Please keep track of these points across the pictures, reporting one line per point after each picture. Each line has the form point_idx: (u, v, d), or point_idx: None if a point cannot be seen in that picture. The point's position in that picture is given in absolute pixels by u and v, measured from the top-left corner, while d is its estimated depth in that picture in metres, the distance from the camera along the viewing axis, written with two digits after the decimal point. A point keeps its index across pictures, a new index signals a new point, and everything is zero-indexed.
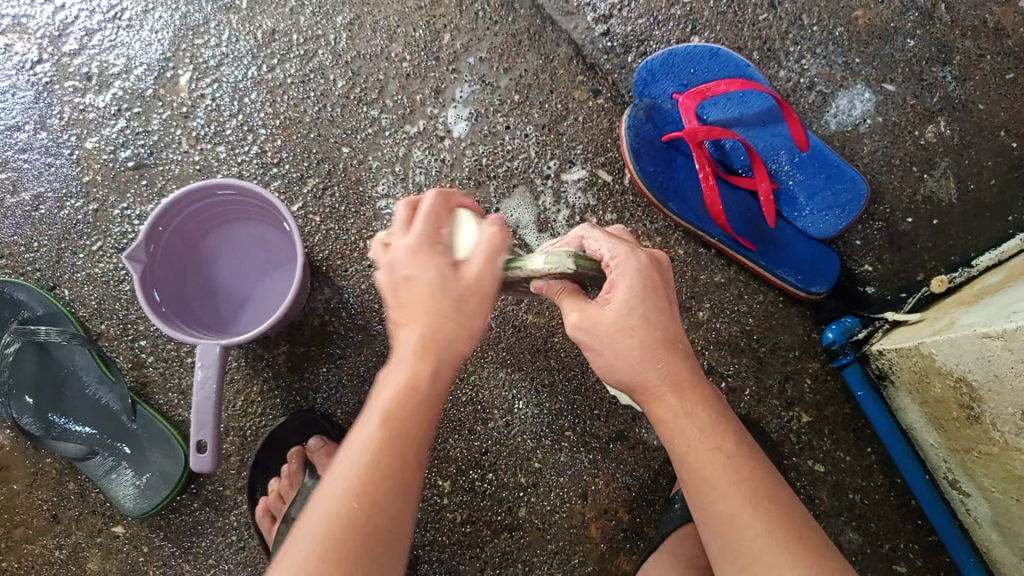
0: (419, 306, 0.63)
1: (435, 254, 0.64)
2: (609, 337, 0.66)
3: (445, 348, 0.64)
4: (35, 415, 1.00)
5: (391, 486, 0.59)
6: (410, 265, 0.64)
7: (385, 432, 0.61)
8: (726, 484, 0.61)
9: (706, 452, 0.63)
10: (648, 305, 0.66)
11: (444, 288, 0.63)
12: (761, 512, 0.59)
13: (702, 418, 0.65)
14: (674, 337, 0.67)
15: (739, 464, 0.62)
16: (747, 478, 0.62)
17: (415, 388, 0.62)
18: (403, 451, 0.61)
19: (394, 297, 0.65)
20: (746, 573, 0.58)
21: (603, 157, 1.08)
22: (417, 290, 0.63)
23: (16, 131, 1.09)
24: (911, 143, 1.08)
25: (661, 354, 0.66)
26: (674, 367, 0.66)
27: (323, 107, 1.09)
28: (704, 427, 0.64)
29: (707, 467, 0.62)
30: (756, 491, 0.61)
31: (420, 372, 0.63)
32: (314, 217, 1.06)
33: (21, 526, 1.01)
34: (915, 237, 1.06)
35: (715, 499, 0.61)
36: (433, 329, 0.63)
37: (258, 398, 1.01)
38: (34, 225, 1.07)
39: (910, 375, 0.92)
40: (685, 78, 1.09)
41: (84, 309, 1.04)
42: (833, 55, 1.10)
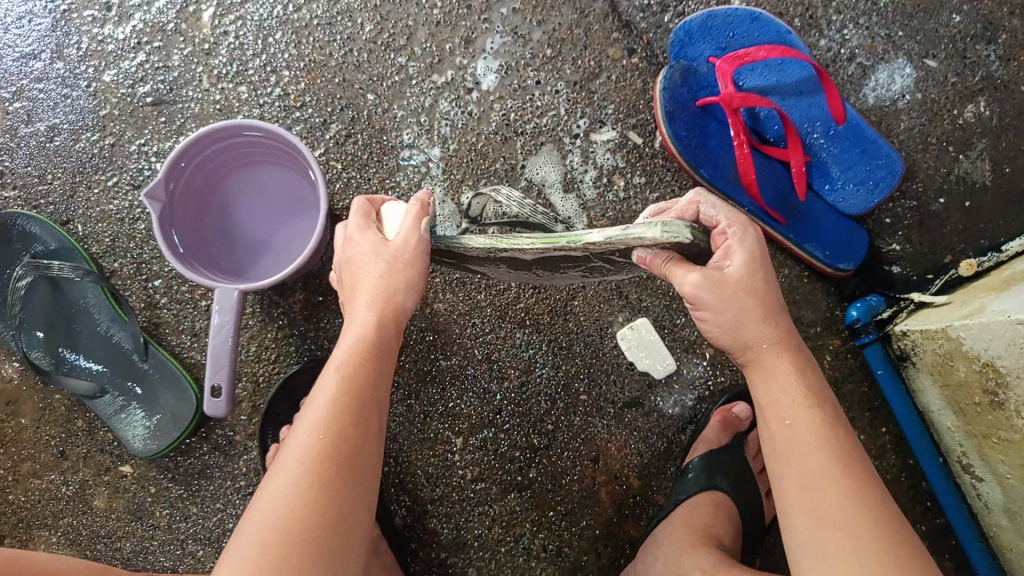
0: (366, 271, 0.71)
1: (365, 234, 0.73)
2: (743, 300, 0.67)
3: (390, 303, 0.71)
4: (46, 349, 0.99)
5: (353, 426, 0.63)
6: (355, 243, 0.73)
7: (345, 382, 0.65)
8: (823, 441, 0.64)
9: (803, 407, 0.66)
10: (765, 268, 0.69)
11: (379, 256, 0.71)
12: (846, 470, 0.62)
13: (807, 379, 0.68)
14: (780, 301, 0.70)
15: (833, 426, 0.65)
16: (838, 437, 0.64)
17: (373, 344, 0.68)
18: (363, 400, 0.65)
19: (347, 272, 0.73)
20: (826, 518, 0.60)
21: (635, 119, 1.05)
22: (354, 265, 0.72)
23: (30, 60, 1.06)
24: (949, 122, 1.05)
25: (777, 319, 0.69)
26: (783, 328, 0.70)
27: (350, 51, 1.05)
28: (805, 384, 0.67)
29: (805, 419, 0.65)
30: (843, 448, 0.64)
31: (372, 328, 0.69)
32: (335, 164, 1.03)
33: (28, 461, 1.00)
34: (946, 219, 1.04)
35: (806, 450, 0.63)
36: (390, 288, 0.70)
37: (271, 344, 1.00)
38: (48, 157, 1.04)
39: (933, 358, 0.91)
40: (722, 41, 1.06)
41: (97, 246, 1.02)
42: (876, 27, 1.07)
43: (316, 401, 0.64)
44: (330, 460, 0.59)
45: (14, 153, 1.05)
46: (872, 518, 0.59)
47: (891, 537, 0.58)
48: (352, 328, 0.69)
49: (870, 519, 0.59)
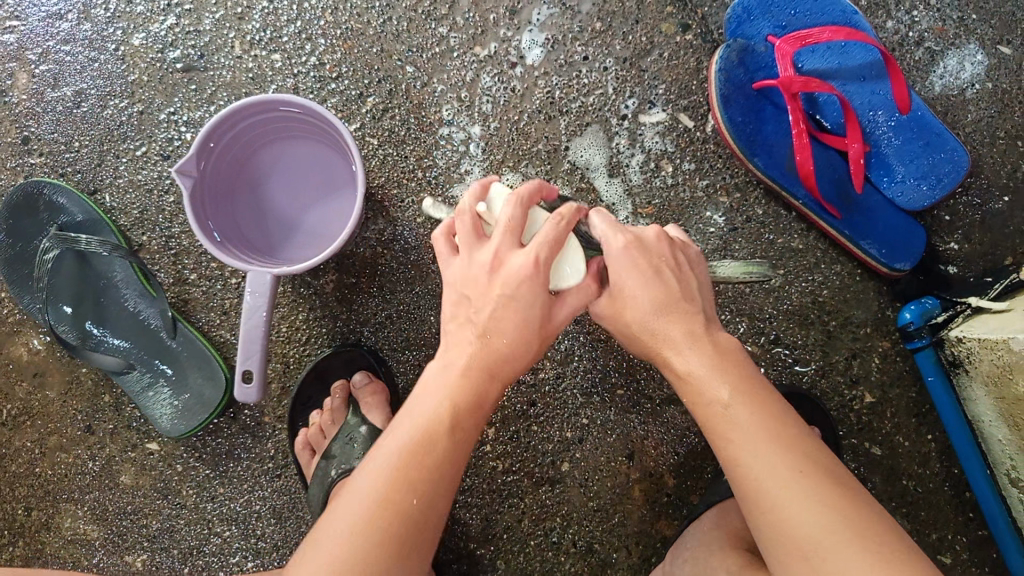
0: (516, 328, 0.61)
1: (543, 286, 0.61)
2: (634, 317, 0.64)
3: (500, 366, 0.63)
4: (72, 323, 0.97)
5: (435, 492, 0.57)
6: (478, 254, 0.63)
7: (447, 432, 0.59)
8: (758, 441, 0.57)
9: (729, 413, 0.59)
10: (655, 277, 0.63)
11: (540, 327, 0.63)
12: (789, 466, 0.55)
13: (732, 374, 0.61)
14: (697, 305, 0.64)
15: (770, 418, 0.58)
16: (772, 427, 0.58)
17: (478, 404, 0.62)
18: (455, 460, 0.60)
19: (489, 306, 0.61)
20: (779, 526, 0.54)
21: (686, 101, 1.00)
22: (514, 310, 0.61)
23: (56, 19, 1.01)
24: (1020, 115, 0.99)
25: (676, 308, 0.63)
26: (695, 328, 0.63)
27: (389, 19, 1.00)
28: (729, 376, 0.60)
29: (738, 425, 0.58)
30: (785, 441, 0.57)
31: (474, 388, 0.62)
32: (371, 139, 0.99)
33: (55, 435, 0.99)
34: (1010, 218, 0.99)
35: (738, 462, 0.57)
36: (512, 340, 0.62)
37: (302, 325, 0.98)
38: (75, 123, 1.00)
39: (990, 368, 0.87)
40: (783, 20, 0.99)
41: (125, 218, 0.99)
42: (948, 9, 1.00)
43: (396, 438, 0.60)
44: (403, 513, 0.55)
45: (41, 117, 1.01)
46: (828, 509, 0.53)
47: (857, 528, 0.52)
48: (448, 380, 0.62)
49: (820, 506, 0.53)
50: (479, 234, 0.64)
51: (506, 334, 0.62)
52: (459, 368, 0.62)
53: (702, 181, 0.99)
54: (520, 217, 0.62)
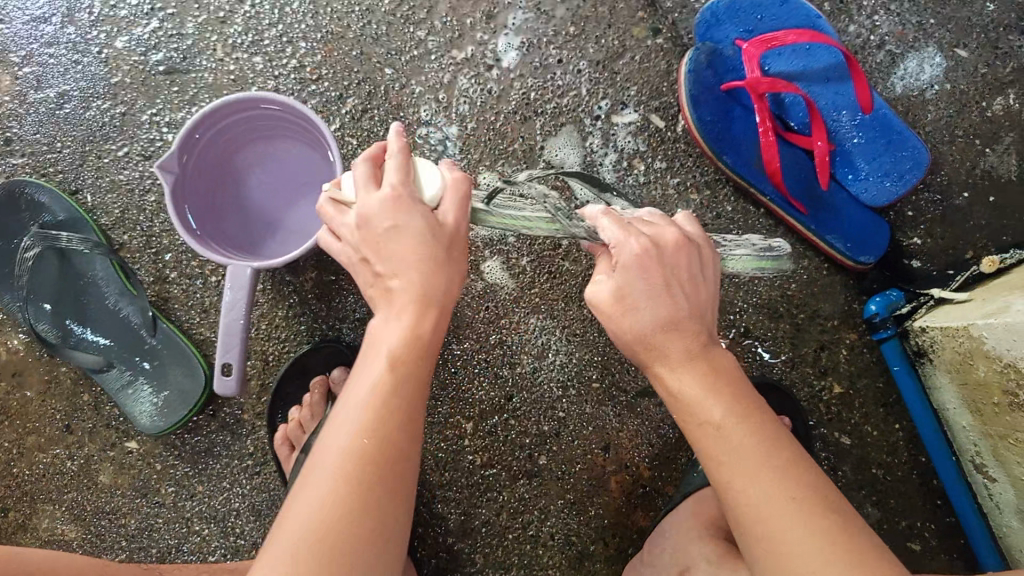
0: (410, 254, 0.61)
1: (413, 201, 0.62)
2: (642, 329, 0.64)
3: (434, 291, 0.62)
4: (52, 322, 0.98)
5: (399, 432, 0.57)
6: (389, 213, 0.62)
7: (392, 377, 0.59)
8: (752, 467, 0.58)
9: (722, 433, 0.60)
10: (666, 293, 0.64)
11: (435, 238, 0.62)
12: (784, 493, 0.57)
13: (726, 394, 0.62)
14: (702, 324, 0.65)
15: (765, 439, 0.59)
16: (767, 451, 0.59)
17: (416, 337, 0.61)
18: (411, 410, 0.59)
19: (387, 249, 0.62)
20: (777, 557, 0.55)
21: (657, 102, 1.03)
22: (404, 239, 0.61)
23: (40, 23, 1.03)
24: (977, 114, 1.03)
25: (682, 325, 0.64)
26: (691, 347, 0.64)
27: (368, 23, 1.03)
28: (721, 393, 0.62)
29: (732, 448, 0.59)
30: (782, 468, 0.58)
31: (410, 321, 0.61)
32: (350, 140, 1.01)
33: (34, 434, 0.99)
34: (969, 214, 1.02)
35: (735, 489, 0.58)
36: (416, 275, 0.61)
37: (282, 322, 0.99)
38: (57, 125, 1.02)
39: (951, 355, 0.90)
40: (750, 23, 1.02)
41: (106, 218, 1.00)
42: (907, 14, 1.04)
43: (347, 407, 0.58)
44: (372, 475, 0.55)
45: (23, 119, 1.03)
46: (828, 541, 0.54)
47: (858, 556, 0.54)
48: (395, 323, 0.61)
49: (818, 539, 0.54)
50: (371, 182, 0.64)
51: (400, 265, 0.62)
52: (397, 310, 0.61)
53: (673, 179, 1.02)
54: (373, 170, 0.64)
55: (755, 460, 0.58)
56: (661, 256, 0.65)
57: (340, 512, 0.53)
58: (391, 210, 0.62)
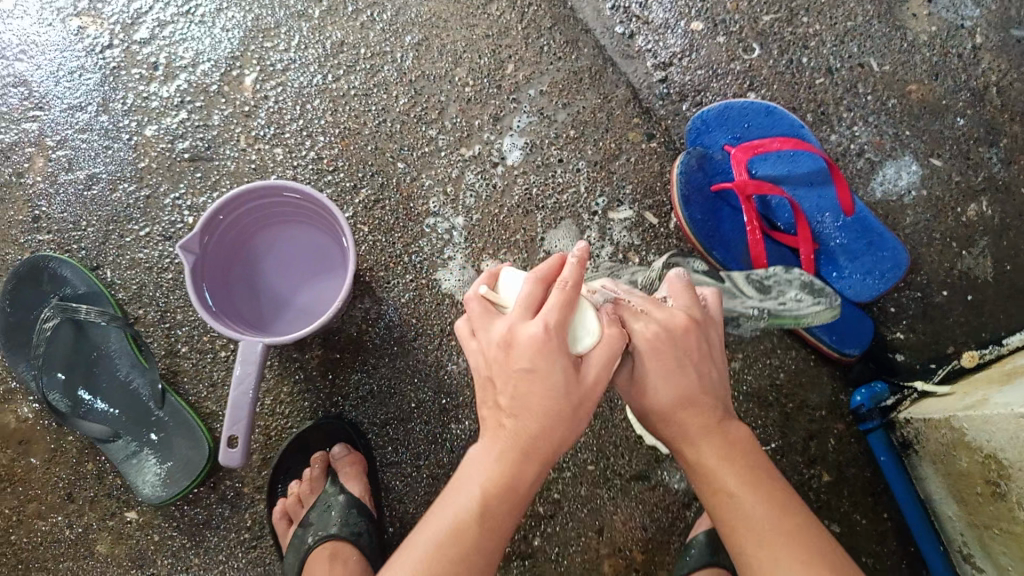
0: (534, 404, 0.58)
1: (560, 350, 0.58)
2: (662, 411, 0.64)
3: (534, 442, 0.59)
4: (64, 391, 1.01)
5: (479, 563, 0.57)
6: (530, 356, 0.58)
7: (478, 514, 0.58)
8: (762, 533, 0.59)
9: (734, 498, 0.61)
10: (679, 374, 0.63)
11: (566, 391, 0.58)
12: (793, 559, 0.56)
13: (743, 466, 0.62)
14: (717, 403, 0.64)
15: (773, 503, 0.60)
16: (778, 519, 0.59)
17: (511, 487, 0.59)
18: (494, 533, 0.59)
19: (505, 385, 0.59)
20: None
21: (651, 200, 1.09)
22: (534, 386, 0.58)
23: (77, 111, 1.11)
24: (953, 219, 1.10)
25: (697, 401, 0.63)
26: (709, 423, 0.63)
27: (383, 121, 1.11)
28: (740, 470, 0.62)
29: (744, 516, 0.60)
30: (790, 532, 0.58)
31: (510, 470, 0.59)
32: (362, 227, 1.07)
33: (35, 502, 1.01)
34: (949, 311, 1.07)
35: (744, 551, 0.59)
36: (537, 428, 0.59)
37: (286, 398, 1.02)
38: (85, 205, 1.08)
39: (935, 447, 0.93)
40: (737, 131, 1.11)
41: (124, 292, 1.05)
42: (884, 125, 1.12)
43: (440, 514, 0.59)
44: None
45: (53, 198, 1.09)
46: None
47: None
48: (489, 458, 0.60)
49: None
50: (535, 308, 0.61)
51: (529, 414, 0.58)
52: (498, 451, 0.60)
53: (796, 296, 0.95)
54: (536, 294, 0.62)
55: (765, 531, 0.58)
56: (672, 337, 0.63)
57: None
58: (479, 325, 0.64)
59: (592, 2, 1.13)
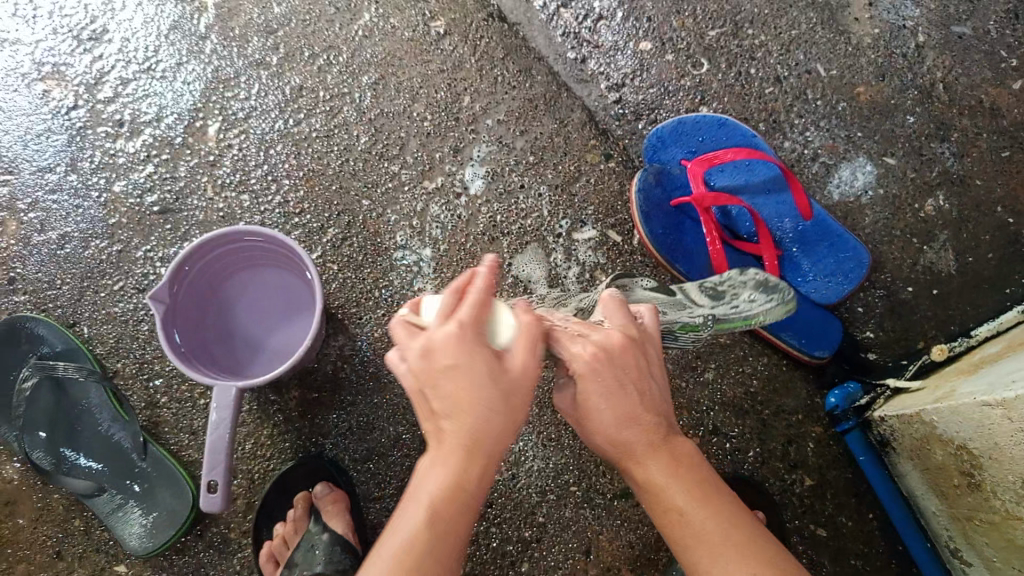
0: (461, 399, 0.59)
1: (477, 343, 0.60)
2: (607, 435, 0.65)
3: (479, 436, 0.59)
4: (46, 450, 1.01)
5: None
6: (451, 352, 0.59)
7: (430, 530, 0.58)
8: (714, 546, 0.60)
9: (685, 518, 0.62)
10: (615, 398, 0.63)
11: (491, 380, 0.60)
12: (744, 569, 0.58)
13: (688, 479, 0.64)
14: (659, 418, 0.66)
15: (726, 521, 0.61)
16: (728, 531, 0.61)
17: (460, 487, 0.60)
18: (447, 540, 0.59)
19: (435, 391, 0.60)
20: None
21: (614, 219, 1.11)
22: (459, 380, 0.59)
23: (46, 172, 1.13)
24: (911, 216, 1.12)
25: (639, 419, 0.64)
26: (652, 441, 0.64)
27: (346, 160, 1.13)
28: (687, 485, 0.63)
29: (695, 531, 0.61)
30: (741, 545, 0.60)
31: (459, 472, 0.60)
32: (332, 266, 1.09)
33: (23, 563, 1.01)
34: (915, 306, 1.09)
35: (700, 566, 0.60)
36: (477, 421, 0.59)
37: (267, 441, 1.03)
38: (58, 264, 1.10)
39: (911, 442, 0.94)
40: (693, 145, 1.13)
41: (101, 347, 1.06)
42: (837, 129, 1.15)
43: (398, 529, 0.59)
44: None
45: (26, 260, 1.11)
46: None
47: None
48: (435, 467, 0.60)
49: None
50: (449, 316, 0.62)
51: (466, 412, 0.59)
52: (442, 458, 0.60)
53: (749, 298, 0.91)
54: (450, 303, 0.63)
55: (716, 544, 0.60)
56: (611, 358, 0.64)
57: None
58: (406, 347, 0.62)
59: (543, 30, 1.16)
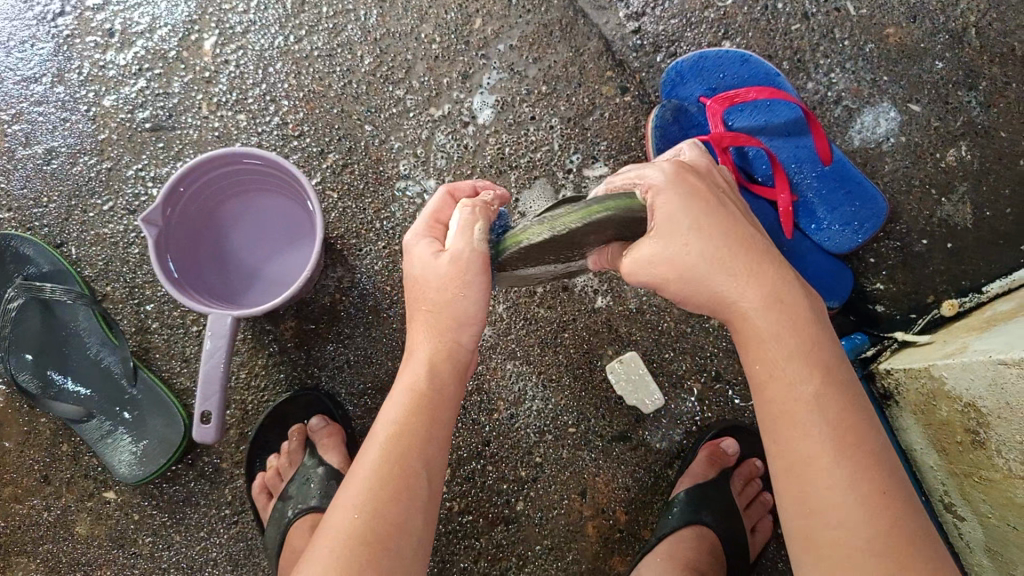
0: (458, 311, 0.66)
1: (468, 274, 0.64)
2: (707, 280, 0.62)
3: (449, 334, 0.66)
4: (33, 372, 1.00)
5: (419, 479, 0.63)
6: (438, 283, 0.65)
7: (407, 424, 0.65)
8: (810, 421, 0.59)
9: (790, 387, 0.60)
10: (701, 246, 0.61)
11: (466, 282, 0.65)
12: (836, 450, 0.58)
13: (798, 345, 0.61)
14: (766, 267, 0.63)
15: (838, 399, 0.60)
16: (830, 407, 0.60)
17: (432, 387, 0.66)
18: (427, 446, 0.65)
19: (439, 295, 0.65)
20: (816, 503, 0.58)
21: (627, 156, 1.08)
22: (440, 295, 0.65)
23: (31, 83, 1.07)
24: (933, 165, 1.08)
25: (752, 272, 0.62)
26: (762, 295, 0.62)
27: (348, 82, 1.07)
28: (793, 348, 0.61)
29: (795, 399, 0.60)
30: (837, 421, 0.59)
31: (436, 357, 0.67)
32: (331, 193, 1.05)
33: (11, 485, 1.00)
34: (929, 260, 1.06)
35: (793, 435, 0.60)
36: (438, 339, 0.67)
37: (262, 371, 1.01)
38: (45, 180, 1.05)
39: (915, 396, 0.92)
40: (713, 82, 1.08)
41: (90, 269, 1.03)
42: (861, 71, 1.10)
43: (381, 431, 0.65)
44: (394, 498, 0.62)
45: (11, 175, 1.06)
46: (861, 494, 0.57)
47: (892, 524, 0.57)
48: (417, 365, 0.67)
49: (851, 489, 0.57)
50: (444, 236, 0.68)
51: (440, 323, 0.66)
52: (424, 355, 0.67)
53: None
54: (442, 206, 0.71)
55: (813, 418, 0.59)
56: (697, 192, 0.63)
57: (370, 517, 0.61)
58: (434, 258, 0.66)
59: None
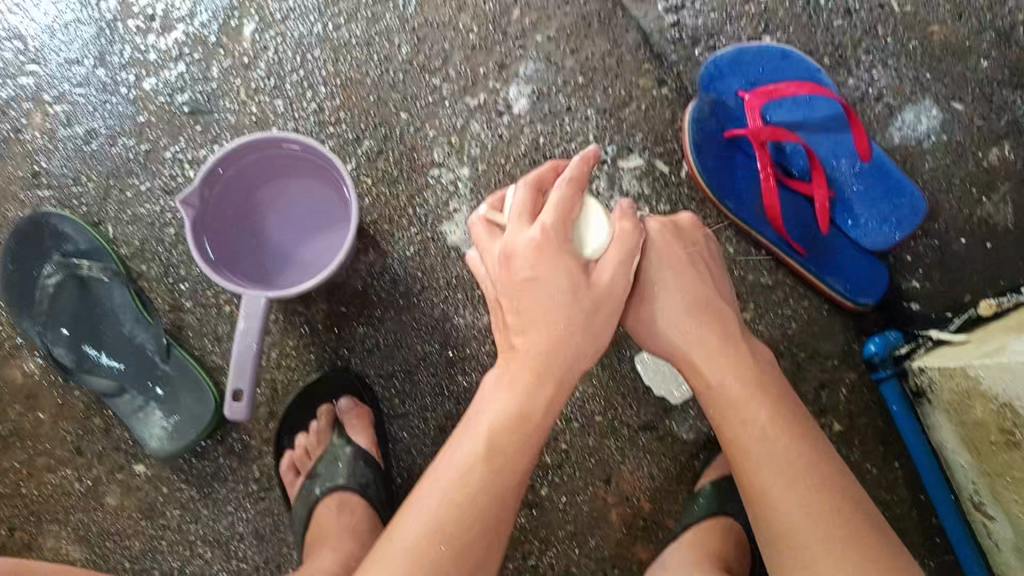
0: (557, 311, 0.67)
1: (559, 253, 0.69)
2: (679, 334, 0.74)
3: (547, 365, 0.67)
4: (68, 345, 1.01)
5: (503, 497, 0.65)
6: (535, 260, 0.68)
7: (487, 457, 0.65)
8: (774, 453, 0.68)
9: (754, 425, 0.69)
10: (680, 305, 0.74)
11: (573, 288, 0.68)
12: (797, 474, 0.67)
13: (757, 388, 0.71)
14: (727, 317, 0.75)
15: (795, 430, 0.69)
16: (787, 438, 0.68)
17: (524, 415, 0.66)
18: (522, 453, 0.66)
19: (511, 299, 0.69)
20: (783, 523, 0.66)
21: (661, 148, 1.07)
22: (537, 294, 0.68)
23: (73, 65, 1.09)
24: (973, 164, 1.06)
25: (714, 323, 0.74)
26: (727, 345, 0.73)
27: (385, 71, 1.08)
28: (753, 390, 0.71)
29: (757, 436, 0.69)
30: (793, 449, 0.68)
31: (521, 391, 0.67)
32: (365, 179, 1.06)
33: (45, 456, 1.02)
34: (967, 260, 1.04)
35: (761, 466, 0.68)
36: (547, 348, 0.67)
37: (293, 351, 1.02)
38: (84, 160, 1.07)
39: (948, 395, 0.90)
40: (752, 76, 1.07)
41: (127, 247, 1.04)
42: (904, 68, 1.08)
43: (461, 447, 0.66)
44: (479, 515, 0.63)
45: (52, 154, 1.08)
46: (825, 509, 0.65)
47: (849, 535, 0.64)
48: (500, 391, 0.68)
49: (816, 506, 0.65)
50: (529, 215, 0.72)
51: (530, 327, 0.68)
52: (510, 380, 0.68)
53: None
54: (531, 200, 0.73)
55: (778, 448, 0.68)
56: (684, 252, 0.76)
57: (449, 535, 0.63)
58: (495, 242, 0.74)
59: None
